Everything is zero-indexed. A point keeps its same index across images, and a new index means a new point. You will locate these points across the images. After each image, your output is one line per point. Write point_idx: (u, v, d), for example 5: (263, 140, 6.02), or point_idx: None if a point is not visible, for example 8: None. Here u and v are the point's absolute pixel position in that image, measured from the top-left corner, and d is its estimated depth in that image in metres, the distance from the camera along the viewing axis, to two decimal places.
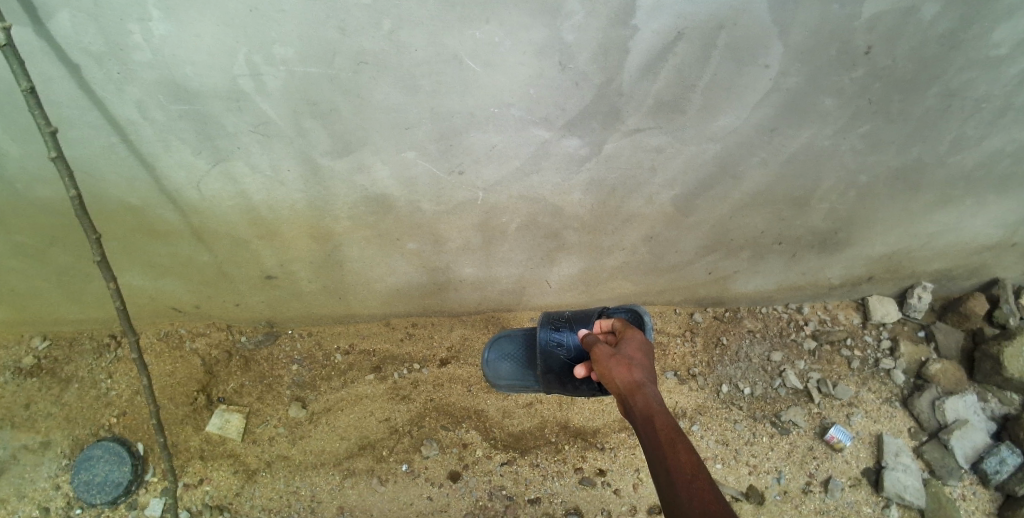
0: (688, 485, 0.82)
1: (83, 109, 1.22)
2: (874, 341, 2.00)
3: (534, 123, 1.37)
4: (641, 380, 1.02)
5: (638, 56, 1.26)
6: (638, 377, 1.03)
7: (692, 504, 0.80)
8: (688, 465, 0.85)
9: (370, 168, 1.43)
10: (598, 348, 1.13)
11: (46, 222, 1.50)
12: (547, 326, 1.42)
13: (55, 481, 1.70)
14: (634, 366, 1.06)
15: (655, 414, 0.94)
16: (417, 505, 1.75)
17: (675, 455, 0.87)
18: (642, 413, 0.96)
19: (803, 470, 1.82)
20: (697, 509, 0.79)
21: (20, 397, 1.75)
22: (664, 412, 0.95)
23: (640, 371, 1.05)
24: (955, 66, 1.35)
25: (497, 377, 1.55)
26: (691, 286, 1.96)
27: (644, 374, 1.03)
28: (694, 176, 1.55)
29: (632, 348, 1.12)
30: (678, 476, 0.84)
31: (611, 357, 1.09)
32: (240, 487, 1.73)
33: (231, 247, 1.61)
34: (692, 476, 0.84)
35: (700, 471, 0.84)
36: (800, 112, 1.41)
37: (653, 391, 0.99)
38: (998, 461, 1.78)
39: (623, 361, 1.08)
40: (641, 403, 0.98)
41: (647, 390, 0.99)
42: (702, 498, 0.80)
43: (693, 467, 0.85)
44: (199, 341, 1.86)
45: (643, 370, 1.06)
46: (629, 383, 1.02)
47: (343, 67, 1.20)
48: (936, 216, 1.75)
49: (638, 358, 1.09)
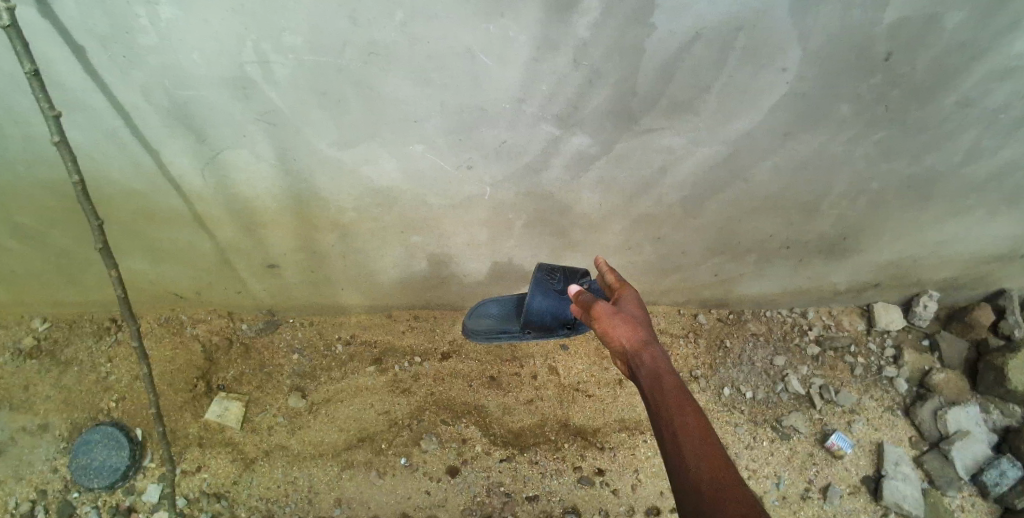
0: (696, 451, 0.90)
1: (88, 93, 1.20)
2: (877, 349, 2.00)
3: (545, 120, 1.35)
4: (647, 340, 1.08)
5: (654, 56, 1.24)
6: (644, 336, 1.09)
7: (699, 470, 0.88)
8: (697, 430, 0.92)
9: (378, 161, 1.41)
10: (600, 307, 1.15)
11: (46, 205, 1.48)
12: (541, 271, 1.50)
13: (52, 465, 1.68)
14: (638, 324, 1.12)
15: (663, 375, 1.02)
16: (414, 499, 1.73)
17: (684, 419, 0.94)
18: (649, 372, 1.04)
19: (803, 476, 1.81)
20: (705, 476, 0.87)
21: (20, 379, 1.74)
22: (670, 371, 1.03)
23: (645, 330, 1.11)
24: (974, 76, 1.33)
25: (477, 327, 1.59)
26: (696, 288, 1.95)
27: (648, 333, 1.09)
28: (704, 179, 1.54)
29: (634, 306, 1.17)
30: (687, 442, 0.91)
31: (615, 316, 1.13)
32: (238, 475, 1.71)
33: (236, 235, 1.60)
34: (700, 440, 0.91)
35: (709, 435, 0.92)
36: (815, 117, 1.39)
37: (659, 353, 1.06)
38: (998, 473, 1.77)
39: (626, 319, 1.12)
40: (648, 363, 1.05)
41: (653, 351, 1.06)
42: (712, 463, 0.89)
43: (703, 431, 0.92)
44: (199, 327, 1.86)
45: (647, 328, 1.12)
46: (634, 342, 1.08)
47: (352, 58, 1.18)
48: (945, 226, 1.74)
49: (640, 316, 1.14)
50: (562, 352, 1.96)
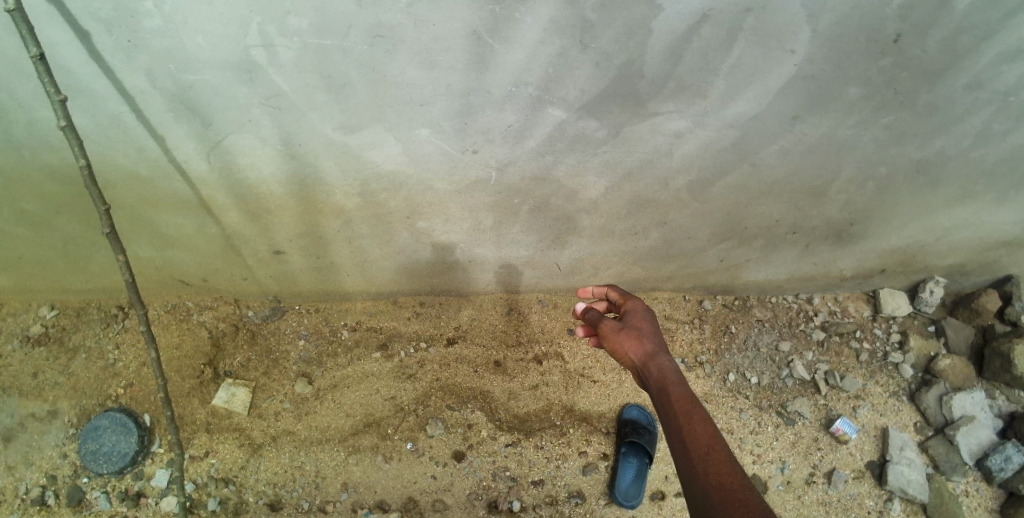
0: (703, 456, 0.96)
1: (91, 77, 1.19)
2: (883, 335, 1.99)
3: (551, 104, 1.34)
4: (653, 351, 1.16)
5: (661, 38, 1.22)
6: (649, 347, 1.16)
7: (707, 475, 0.94)
8: (704, 437, 0.99)
9: (383, 144, 1.40)
10: (606, 323, 1.24)
11: (51, 190, 1.47)
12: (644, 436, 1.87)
13: (62, 450, 1.70)
14: (643, 336, 1.19)
15: (670, 384, 1.09)
16: (420, 483, 1.75)
17: (690, 426, 1.01)
18: (657, 381, 1.11)
19: (806, 461, 1.83)
20: (713, 481, 0.93)
21: (28, 365, 1.75)
22: (676, 379, 1.10)
23: (650, 341, 1.18)
24: (985, 58, 1.32)
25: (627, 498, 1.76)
26: (702, 274, 1.94)
27: (653, 345, 1.17)
28: (711, 164, 1.52)
29: (638, 319, 1.24)
30: (695, 450, 0.98)
31: (620, 332, 1.21)
32: (245, 460, 1.73)
33: (241, 220, 1.59)
34: (708, 447, 0.98)
35: (715, 441, 0.98)
36: (824, 101, 1.38)
37: (666, 362, 1.13)
38: (1003, 458, 1.77)
39: (631, 333, 1.20)
40: (654, 374, 1.12)
41: (660, 361, 1.13)
42: (718, 468, 0.94)
43: (709, 437, 0.99)
44: (206, 314, 1.85)
45: (653, 338, 1.19)
46: (641, 355, 1.16)
47: (357, 40, 1.17)
48: (953, 211, 1.72)
49: (646, 328, 1.22)
50: (568, 338, 1.94)
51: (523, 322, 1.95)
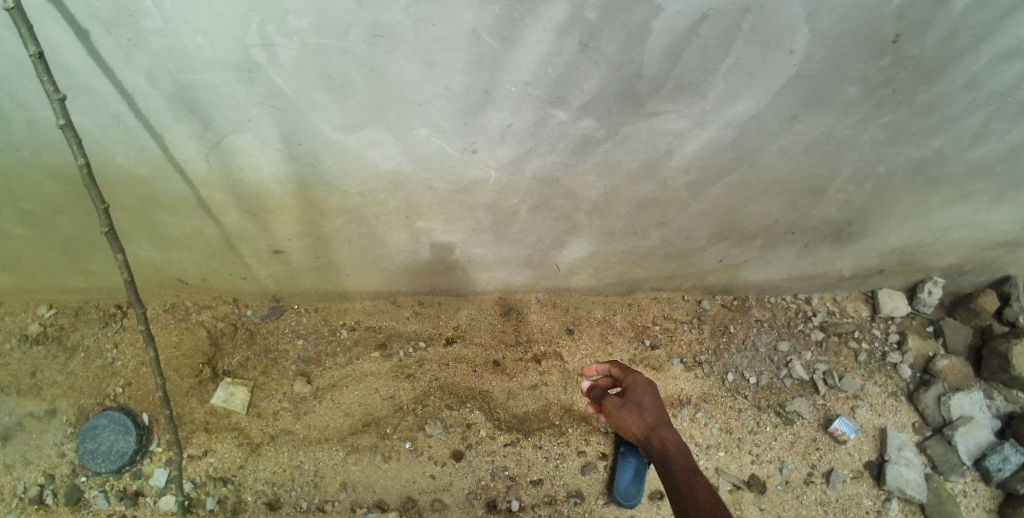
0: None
1: (92, 76, 1.19)
2: (881, 335, 2.00)
3: (550, 103, 1.34)
4: (655, 424, 1.18)
5: (661, 38, 1.22)
6: (651, 420, 1.19)
7: None
8: (705, 505, 0.99)
9: (383, 144, 1.40)
10: (608, 399, 1.27)
11: (51, 189, 1.47)
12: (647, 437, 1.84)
13: (60, 450, 1.69)
14: (645, 410, 1.22)
15: (673, 455, 1.11)
16: (419, 483, 1.75)
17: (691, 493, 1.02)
18: (661, 453, 1.13)
19: (805, 461, 1.83)
20: None
21: (27, 365, 1.75)
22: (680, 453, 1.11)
23: (652, 415, 1.20)
24: (983, 58, 1.32)
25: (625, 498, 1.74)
26: (701, 274, 1.94)
27: (655, 418, 1.19)
28: (710, 164, 1.53)
29: (640, 393, 1.26)
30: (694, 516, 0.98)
31: (622, 407, 1.24)
32: (244, 460, 1.72)
33: (240, 219, 1.59)
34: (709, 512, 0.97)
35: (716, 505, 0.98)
36: (822, 101, 1.38)
37: (669, 433, 1.15)
38: (1000, 458, 1.78)
39: (633, 408, 1.23)
40: (657, 445, 1.15)
41: (663, 433, 1.16)
42: None
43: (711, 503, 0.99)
44: (205, 313, 1.85)
45: (654, 411, 1.22)
46: (645, 429, 1.19)
47: (357, 40, 1.17)
48: (951, 212, 1.73)
49: (647, 401, 1.24)
50: (566, 337, 1.94)
51: (522, 322, 1.95)
